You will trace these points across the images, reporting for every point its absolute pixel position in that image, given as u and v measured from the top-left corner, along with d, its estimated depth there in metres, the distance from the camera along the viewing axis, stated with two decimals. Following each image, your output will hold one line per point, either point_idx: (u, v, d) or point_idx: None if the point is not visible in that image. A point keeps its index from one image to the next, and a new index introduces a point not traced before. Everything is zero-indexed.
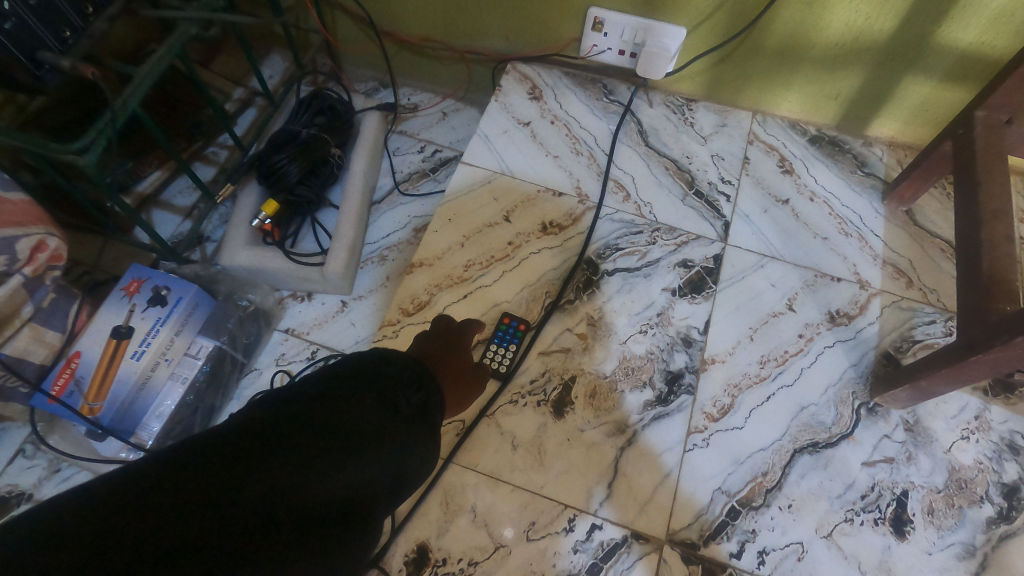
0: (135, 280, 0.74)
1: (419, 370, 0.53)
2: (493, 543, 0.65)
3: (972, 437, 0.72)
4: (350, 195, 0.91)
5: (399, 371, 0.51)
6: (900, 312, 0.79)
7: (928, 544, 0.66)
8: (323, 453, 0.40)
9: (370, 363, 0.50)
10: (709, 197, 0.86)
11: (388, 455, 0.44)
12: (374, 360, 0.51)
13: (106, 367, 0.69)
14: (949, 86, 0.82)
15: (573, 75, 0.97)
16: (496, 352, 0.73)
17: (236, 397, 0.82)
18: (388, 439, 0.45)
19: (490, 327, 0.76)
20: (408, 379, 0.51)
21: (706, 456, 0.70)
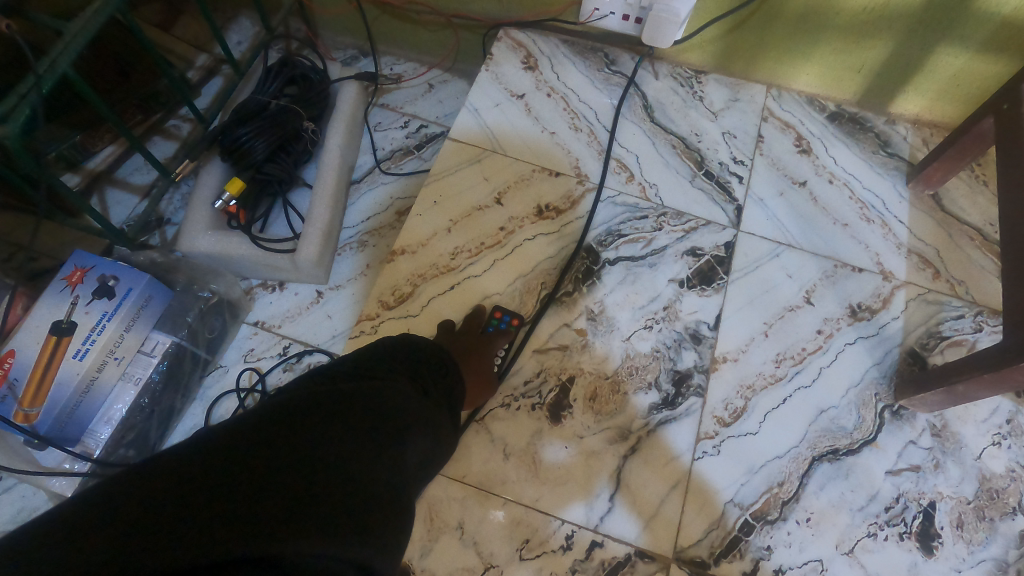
0: (78, 269, 0.66)
1: (432, 361, 0.56)
2: (482, 564, 0.58)
3: (1004, 443, 0.66)
4: (325, 174, 0.83)
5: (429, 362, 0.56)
6: (927, 306, 0.72)
7: (957, 561, 0.60)
8: (367, 425, 0.41)
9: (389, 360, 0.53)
10: (720, 178, 0.79)
11: (419, 428, 0.46)
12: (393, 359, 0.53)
13: (43, 369, 0.61)
14: (986, 58, 0.74)
15: (572, 43, 0.88)
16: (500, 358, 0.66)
17: (200, 397, 0.75)
18: (416, 415, 0.46)
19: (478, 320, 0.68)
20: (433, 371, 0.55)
21: (717, 464, 0.63)
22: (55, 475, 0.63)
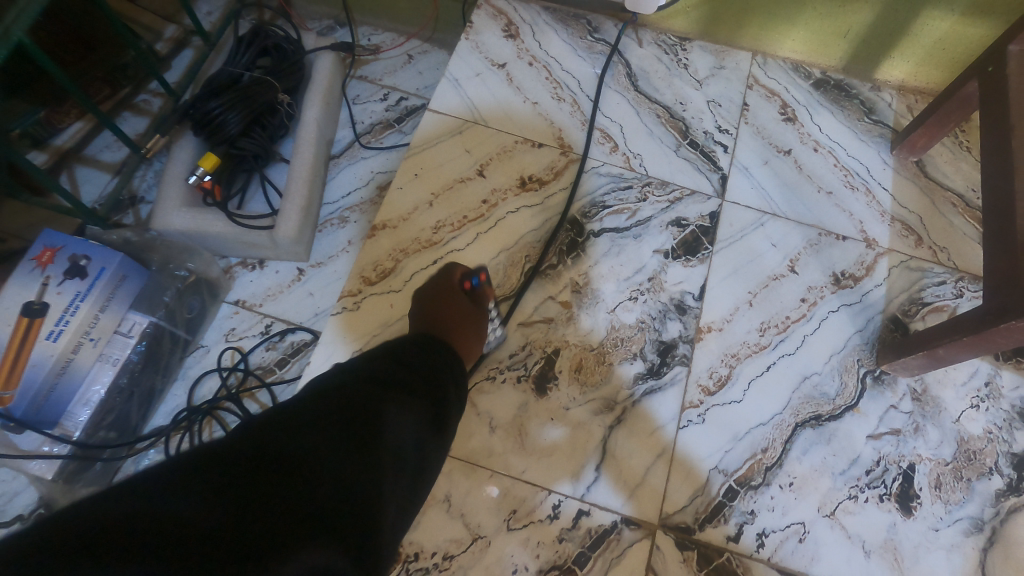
0: (47, 248, 0.64)
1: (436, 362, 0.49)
2: (470, 535, 0.58)
3: (982, 406, 0.67)
4: (303, 149, 0.80)
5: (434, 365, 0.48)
6: (909, 273, 0.72)
7: (935, 521, 0.62)
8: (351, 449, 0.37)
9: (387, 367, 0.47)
10: (705, 148, 0.78)
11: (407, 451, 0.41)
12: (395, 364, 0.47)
13: (17, 351, 0.59)
14: (970, 20, 0.73)
15: (554, 10, 0.86)
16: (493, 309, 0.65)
17: (181, 377, 0.74)
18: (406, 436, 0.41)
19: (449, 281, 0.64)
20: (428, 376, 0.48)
21: (702, 432, 0.64)
22: (35, 459, 0.61)
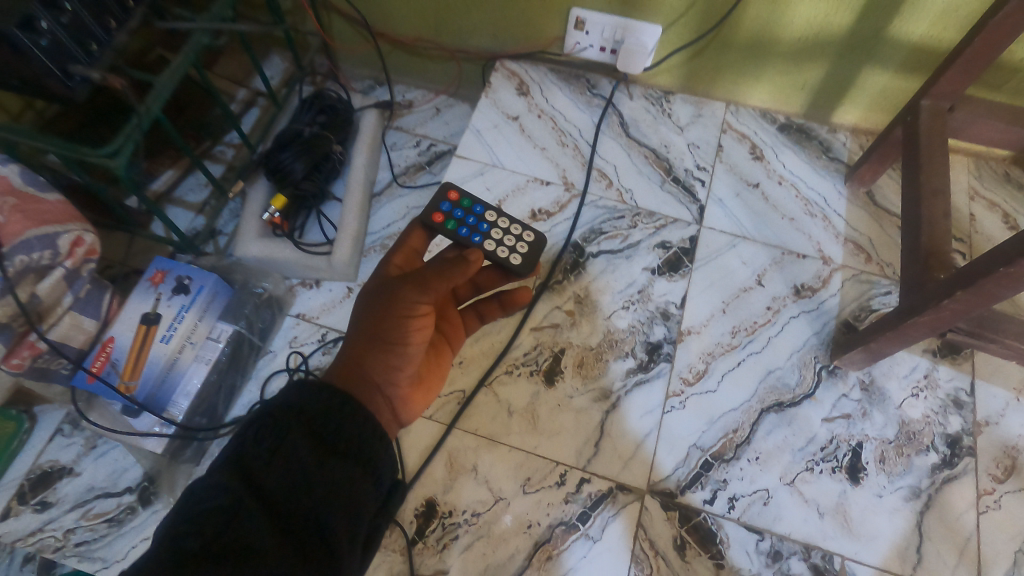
0: (159, 271, 0.82)
1: (342, 403, 0.52)
2: (494, 497, 0.73)
3: (921, 394, 0.80)
4: (353, 189, 0.98)
5: (336, 413, 0.52)
6: (859, 285, 0.86)
7: (880, 488, 0.74)
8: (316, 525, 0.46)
9: (278, 421, 0.49)
10: (686, 183, 0.94)
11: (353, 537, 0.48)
12: (282, 420, 0.50)
13: (139, 350, 0.77)
14: (903, 75, 0.88)
15: (558, 71, 1.03)
16: (506, 228, 0.71)
17: (253, 377, 0.85)
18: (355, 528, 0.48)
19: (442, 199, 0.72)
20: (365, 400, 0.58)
21: (683, 416, 0.78)
22: (149, 436, 0.77)
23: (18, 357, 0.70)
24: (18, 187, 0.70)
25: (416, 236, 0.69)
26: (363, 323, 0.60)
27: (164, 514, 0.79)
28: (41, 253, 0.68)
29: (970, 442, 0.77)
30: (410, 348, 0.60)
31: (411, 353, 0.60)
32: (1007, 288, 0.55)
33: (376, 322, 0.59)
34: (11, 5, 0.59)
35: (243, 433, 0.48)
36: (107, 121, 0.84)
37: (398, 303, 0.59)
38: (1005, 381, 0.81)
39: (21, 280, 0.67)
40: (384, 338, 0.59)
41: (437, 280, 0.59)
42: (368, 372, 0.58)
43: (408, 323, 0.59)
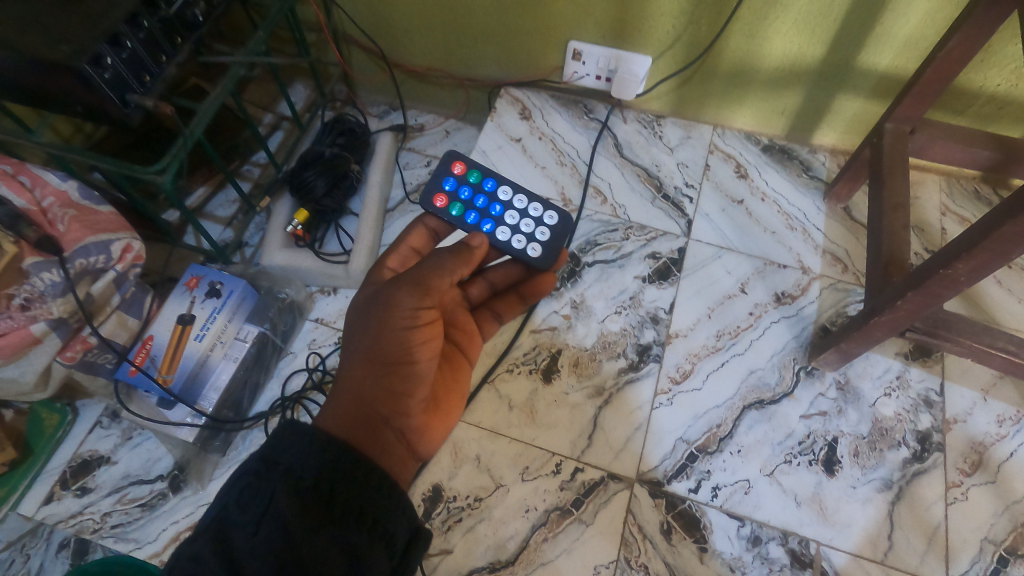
0: (194, 277, 0.91)
1: (333, 458, 0.51)
2: (494, 483, 0.80)
3: (893, 394, 0.86)
4: (369, 205, 1.06)
5: (329, 469, 0.50)
6: (836, 292, 0.93)
7: (853, 480, 0.80)
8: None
9: (259, 480, 0.48)
10: (675, 199, 1.01)
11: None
12: (267, 476, 0.48)
13: (175, 348, 0.85)
14: (874, 101, 0.96)
15: (558, 97, 1.13)
16: (524, 207, 0.77)
17: (276, 375, 0.93)
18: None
19: (455, 170, 0.78)
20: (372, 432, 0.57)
21: (671, 411, 0.84)
22: (182, 425, 0.84)
23: (71, 350, 0.79)
24: (76, 200, 0.80)
25: (418, 233, 0.77)
26: (358, 349, 0.61)
27: (192, 499, 0.86)
28: (96, 257, 0.78)
29: (939, 439, 0.82)
30: (418, 365, 0.62)
31: (418, 369, 0.62)
32: (950, 288, 0.61)
33: (370, 350, 0.60)
34: (80, 46, 0.69)
35: (226, 491, 0.47)
36: (152, 144, 0.94)
37: (395, 316, 0.61)
38: (972, 382, 0.86)
39: (79, 280, 0.76)
40: (388, 355, 0.60)
41: (434, 276, 0.63)
42: (373, 408, 0.58)
43: (406, 347, 0.60)
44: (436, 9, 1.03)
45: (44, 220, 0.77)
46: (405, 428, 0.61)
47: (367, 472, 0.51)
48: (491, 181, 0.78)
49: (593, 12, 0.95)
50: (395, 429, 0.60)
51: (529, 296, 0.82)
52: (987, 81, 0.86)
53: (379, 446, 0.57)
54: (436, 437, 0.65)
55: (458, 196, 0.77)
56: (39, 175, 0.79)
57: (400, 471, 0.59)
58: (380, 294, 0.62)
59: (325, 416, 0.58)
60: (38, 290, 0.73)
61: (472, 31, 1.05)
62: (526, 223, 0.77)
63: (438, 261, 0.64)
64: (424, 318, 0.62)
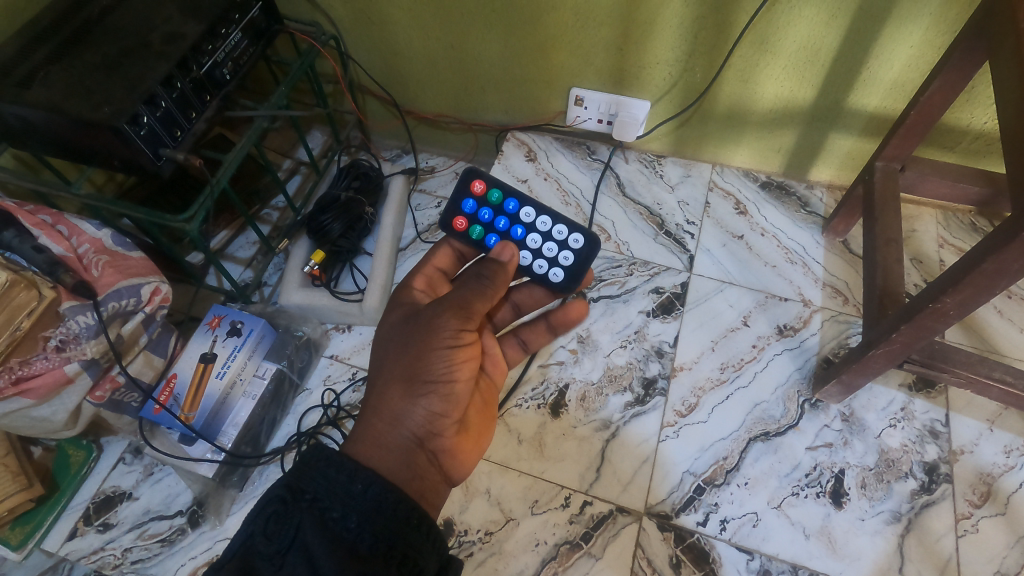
0: (216, 316, 0.95)
1: (360, 488, 0.53)
2: (505, 517, 0.82)
3: (898, 425, 0.86)
4: (382, 245, 1.11)
5: (358, 501, 0.52)
6: (838, 324, 0.95)
7: (862, 512, 0.80)
8: None
9: (287, 510, 0.50)
10: (677, 236, 1.05)
11: None
12: (294, 506, 0.50)
13: (197, 385, 0.89)
14: (866, 139, 0.99)
15: (562, 139, 1.18)
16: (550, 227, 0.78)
17: (292, 411, 0.97)
18: None
19: (478, 193, 0.78)
20: (407, 456, 0.59)
21: (678, 444, 0.85)
22: (203, 461, 0.87)
23: (101, 389, 0.83)
24: (109, 247, 0.85)
25: (443, 254, 0.80)
26: (396, 369, 0.63)
27: (210, 535, 0.88)
28: (128, 300, 0.82)
29: (946, 470, 0.83)
30: (455, 384, 0.64)
31: (455, 390, 0.64)
32: (940, 321, 0.64)
33: (405, 367, 0.63)
34: (120, 106, 0.75)
35: (253, 519, 0.49)
36: (180, 193, 1.00)
37: (438, 335, 0.63)
38: (977, 412, 0.87)
39: (110, 323, 0.81)
40: (428, 374, 0.62)
41: (479, 298, 0.65)
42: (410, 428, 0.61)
43: (445, 365, 0.63)
44: (445, 61, 1.09)
45: (79, 265, 0.82)
46: (438, 449, 0.63)
47: (395, 507, 0.53)
48: (512, 201, 0.78)
49: (593, 62, 1.00)
50: (428, 450, 0.62)
51: (557, 326, 0.83)
52: (974, 119, 0.89)
53: (413, 470, 0.59)
54: (467, 461, 0.67)
55: (477, 217, 0.79)
56: (76, 224, 0.85)
57: (431, 494, 0.61)
58: (421, 314, 0.65)
59: (359, 441, 0.59)
60: (73, 332, 0.77)
61: (479, 80, 1.11)
62: (547, 248, 0.78)
63: (482, 284, 0.66)
64: (465, 338, 0.65)
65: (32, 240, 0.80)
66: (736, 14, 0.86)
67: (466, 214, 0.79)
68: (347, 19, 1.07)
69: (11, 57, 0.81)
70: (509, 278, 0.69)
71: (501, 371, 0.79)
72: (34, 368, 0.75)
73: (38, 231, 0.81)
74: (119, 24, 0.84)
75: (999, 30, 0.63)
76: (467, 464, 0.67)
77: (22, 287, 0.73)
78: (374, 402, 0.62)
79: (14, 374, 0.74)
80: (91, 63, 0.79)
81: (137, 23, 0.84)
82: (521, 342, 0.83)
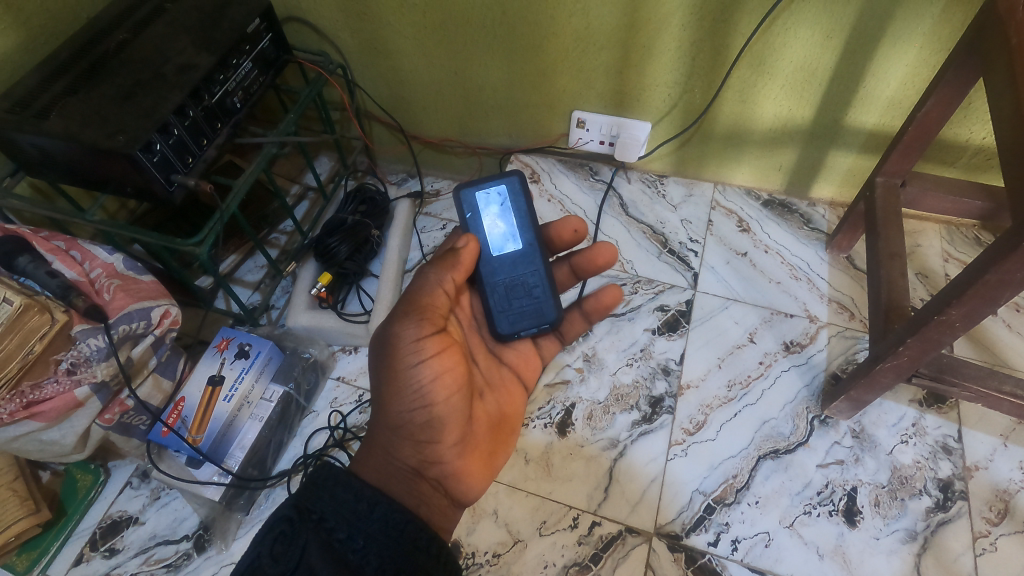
0: (225, 339, 0.96)
1: (367, 508, 0.53)
2: (512, 538, 0.81)
3: (910, 441, 0.85)
4: (388, 266, 1.12)
5: (363, 522, 0.53)
6: (845, 340, 0.94)
7: (876, 531, 0.79)
8: None
9: (294, 530, 0.51)
10: (680, 254, 1.06)
11: None
12: (301, 526, 0.51)
13: (205, 408, 0.89)
14: (866, 156, 1.00)
15: (565, 161, 1.20)
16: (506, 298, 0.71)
17: (299, 433, 0.97)
18: None
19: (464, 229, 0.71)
20: (405, 484, 0.59)
21: (686, 462, 0.85)
22: (209, 484, 0.87)
23: (110, 412, 0.84)
24: (121, 271, 0.87)
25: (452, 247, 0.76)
26: (379, 396, 0.61)
27: (216, 560, 0.87)
28: (137, 324, 0.83)
29: (961, 487, 0.81)
30: (434, 406, 0.60)
31: (436, 412, 0.60)
32: (946, 333, 0.64)
33: (385, 395, 0.61)
34: (134, 135, 0.77)
35: (261, 540, 0.49)
36: (190, 219, 1.03)
37: (400, 355, 0.59)
38: (990, 428, 0.86)
39: (121, 345, 0.81)
40: (403, 400, 0.60)
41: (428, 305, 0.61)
42: (400, 460, 0.60)
43: (419, 389, 0.59)
44: (449, 86, 1.12)
45: (91, 289, 0.84)
46: (441, 475, 0.62)
47: (402, 526, 0.53)
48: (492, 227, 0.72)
49: (594, 85, 1.02)
50: (430, 477, 0.61)
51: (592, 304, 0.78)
52: (972, 134, 0.90)
53: (415, 496, 0.59)
54: (475, 479, 0.65)
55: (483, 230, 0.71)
56: (88, 249, 0.87)
57: (440, 518, 0.61)
58: (382, 333, 0.61)
59: (365, 466, 0.61)
60: (84, 355, 0.78)
61: (482, 104, 1.14)
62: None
63: (428, 278, 0.63)
64: (431, 351, 0.59)
65: (46, 265, 0.81)
66: (732, 36, 0.88)
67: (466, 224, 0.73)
68: (354, 48, 1.10)
69: (31, 89, 0.84)
70: (458, 262, 0.64)
71: (530, 362, 0.77)
72: (45, 391, 0.76)
73: (53, 256, 0.84)
74: (135, 57, 0.87)
75: (991, 47, 0.64)
76: (477, 483, 0.65)
77: (35, 311, 0.74)
78: (370, 433, 0.63)
79: (24, 398, 0.74)
80: (107, 94, 0.82)
81: (152, 56, 0.87)
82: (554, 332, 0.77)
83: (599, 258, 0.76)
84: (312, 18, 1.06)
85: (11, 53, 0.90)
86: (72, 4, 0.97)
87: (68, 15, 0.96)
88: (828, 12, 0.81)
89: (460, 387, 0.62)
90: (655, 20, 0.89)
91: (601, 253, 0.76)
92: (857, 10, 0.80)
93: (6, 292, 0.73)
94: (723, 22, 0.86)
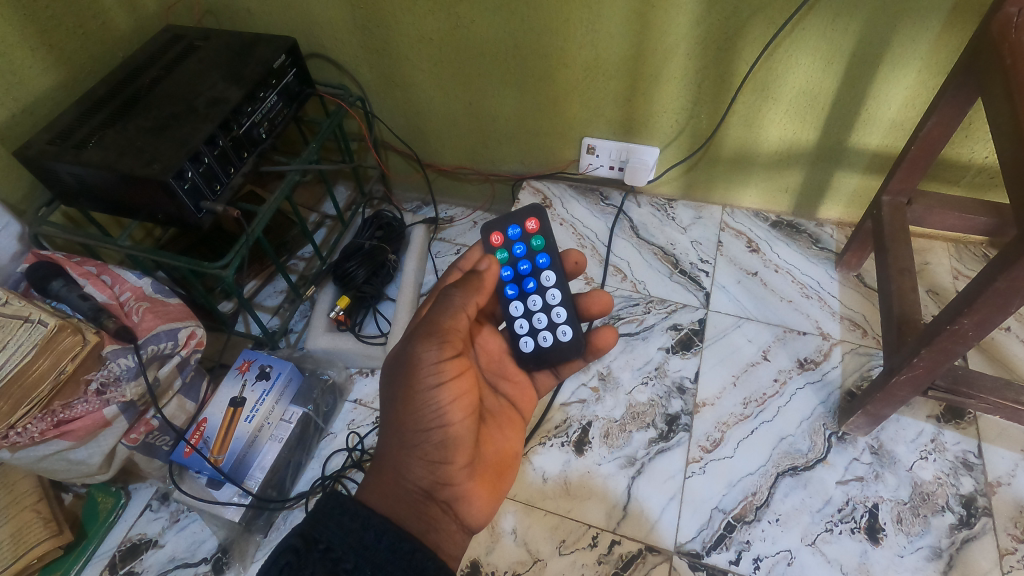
0: (246, 361, 0.98)
1: (373, 537, 0.53)
2: (532, 558, 0.81)
3: (930, 457, 0.85)
4: (405, 290, 1.14)
5: (372, 551, 0.52)
6: (859, 357, 0.95)
7: (899, 548, 0.78)
8: None
9: (300, 560, 0.50)
10: (691, 274, 1.07)
11: None
12: (307, 555, 0.50)
13: (227, 429, 0.91)
14: (871, 177, 1.02)
15: (576, 186, 1.23)
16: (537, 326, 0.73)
17: (317, 455, 0.98)
18: None
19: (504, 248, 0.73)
20: (417, 509, 0.58)
21: (705, 480, 0.85)
22: (229, 505, 0.87)
23: (136, 432, 0.86)
24: (149, 294, 0.90)
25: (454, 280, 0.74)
26: (390, 421, 0.61)
27: None
28: (165, 344, 0.86)
29: (984, 503, 0.80)
30: (450, 427, 0.60)
31: (452, 433, 0.61)
32: (960, 343, 0.65)
33: (399, 420, 0.60)
34: (168, 164, 0.81)
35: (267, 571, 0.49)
36: (214, 246, 1.06)
37: (419, 377, 0.60)
38: (1010, 443, 0.85)
39: (149, 365, 0.84)
40: (417, 422, 0.60)
41: (450, 326, 0.61)
42: (414, 484, 0.59)
43: (437, 410, 0.60)
44: (463, 115, 1.16)
45: (121, 312, 0.87)
46: (451, 498, 0.61)
47: (411, 555, 0.53)
48: (546, 257, 0.73)
49: (603, 112, 1.06)
50: (440, 500, 0.60)
51: (589, 353, 0.76)
52: (974, 154, 0.93)
53: (425, 522, 0.58)
54: (485, 503, 0.64)
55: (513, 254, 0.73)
56: (119, 273, 0.90)
57: (450, 544, 0.59)
58: (400, 354, 0.62)
59: (372, 491, 0.59)
60: (114, 374, 0.81)
61: (494, 132, 1.17)
62: (537, 317, 0.72)
63: (451, 299, 0.62)
64: (449, 373, 0.61)
65: (78, 289, 0.85)
66: (736, 64, 0.92)
67: (506, 235, 0.73)
68: (372, 83, 1.15)
69: (70, 124, 0.89)
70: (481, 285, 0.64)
71: (529, 398, 0.76)
72: (74, 411, 0.78)
73: (85, 280, 0.88)
74: (168, 91, 0.92)
75: (987, 67, 0.67)
76: (486, 507, 0.64)
77: (69, 332, 0.76)
78: (378, 460, 0.61)
79: (55, 417, 0.77)
80: (142, 126, 0.86)
81: (184, 90, 0.92)
82: (553, 369, 0.77)
83: (593, 307, 0.77)
84: (333, 54, 1.12)
85: (53, 90, 0.95)
86: (110, 45, 1.03)
87: (106, 55, 1.03)
88: (828, 37, 0.85)
89: (473, 409, 0.63)
90: (661, 50, 0.93)
91: (601, 301, 0.77)
92: (855, 36, 0.84)
93: (39, 315, 0.76)
94: (727, 50, 0.90)
